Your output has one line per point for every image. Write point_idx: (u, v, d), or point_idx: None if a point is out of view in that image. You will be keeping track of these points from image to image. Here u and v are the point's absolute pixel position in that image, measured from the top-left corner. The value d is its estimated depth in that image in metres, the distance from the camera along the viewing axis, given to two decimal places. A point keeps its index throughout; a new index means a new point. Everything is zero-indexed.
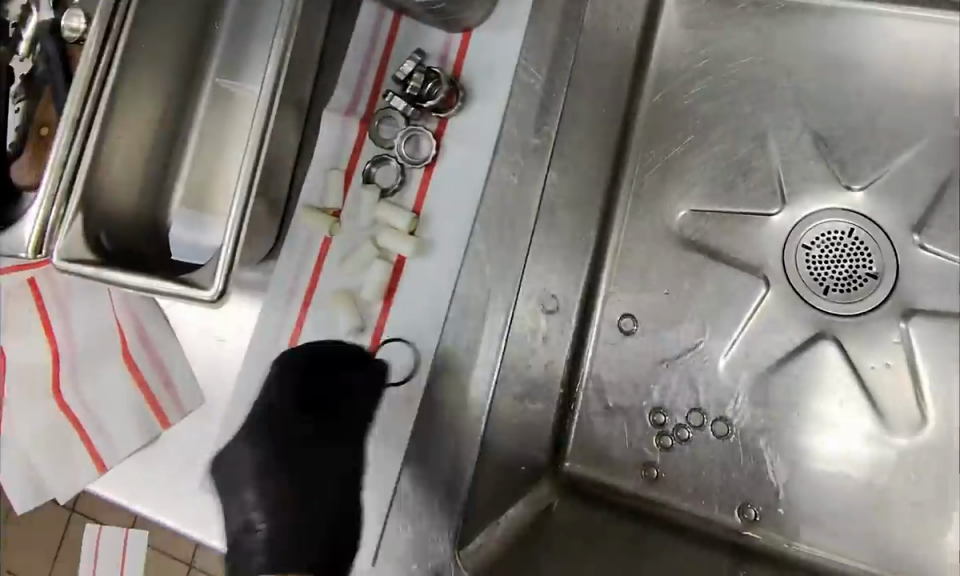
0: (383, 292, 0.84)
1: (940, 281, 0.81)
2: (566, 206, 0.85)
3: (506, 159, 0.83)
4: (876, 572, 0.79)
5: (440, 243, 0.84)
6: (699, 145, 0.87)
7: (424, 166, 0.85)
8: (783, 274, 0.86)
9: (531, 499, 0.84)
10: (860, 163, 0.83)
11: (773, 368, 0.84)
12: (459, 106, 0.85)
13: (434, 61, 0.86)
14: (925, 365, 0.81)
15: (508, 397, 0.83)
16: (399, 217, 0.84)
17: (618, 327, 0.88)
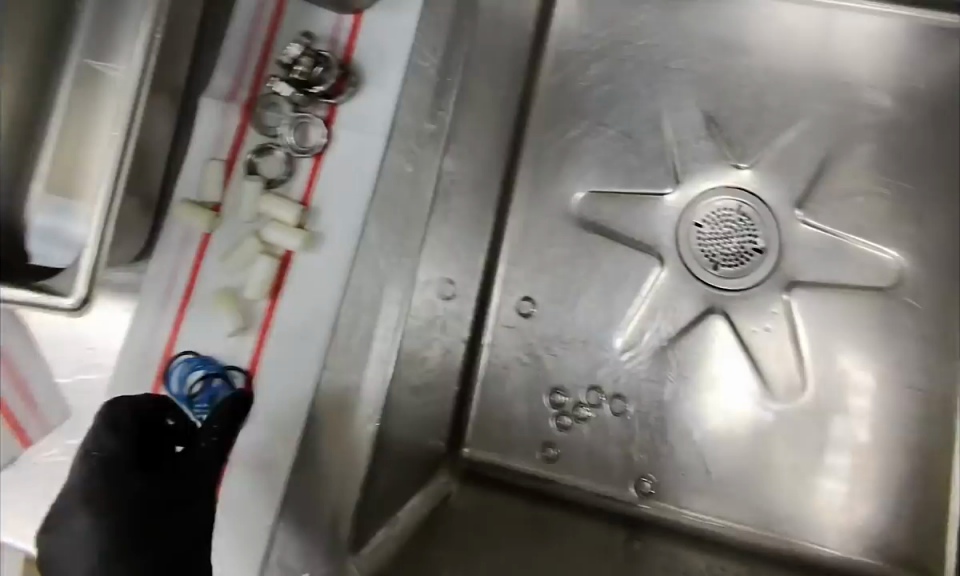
0: (269, 291, 0.80)
1: (821, 253, 0.84)
2: (464, 191, 0.84)
3: (400, 148, 0.82)
4: (762, 534, 0.81)
5: (332, 233, 0.81)
6: (596, 127, 0.88)
7: (312, 154, 0.82)
8: (675, 251, 0.86)
9: (427, 489, 0.83)
10: (746, 142, 0.86)
11: (666, 342, 0.84)
12: (350, 92, 0.82)
13: (323, 44, 0.83)
14: (806, 333, 0.83)
15: (405, 388, 0.81)
16: (285, 209, 0.80)
17: (516, 311, 0.86)
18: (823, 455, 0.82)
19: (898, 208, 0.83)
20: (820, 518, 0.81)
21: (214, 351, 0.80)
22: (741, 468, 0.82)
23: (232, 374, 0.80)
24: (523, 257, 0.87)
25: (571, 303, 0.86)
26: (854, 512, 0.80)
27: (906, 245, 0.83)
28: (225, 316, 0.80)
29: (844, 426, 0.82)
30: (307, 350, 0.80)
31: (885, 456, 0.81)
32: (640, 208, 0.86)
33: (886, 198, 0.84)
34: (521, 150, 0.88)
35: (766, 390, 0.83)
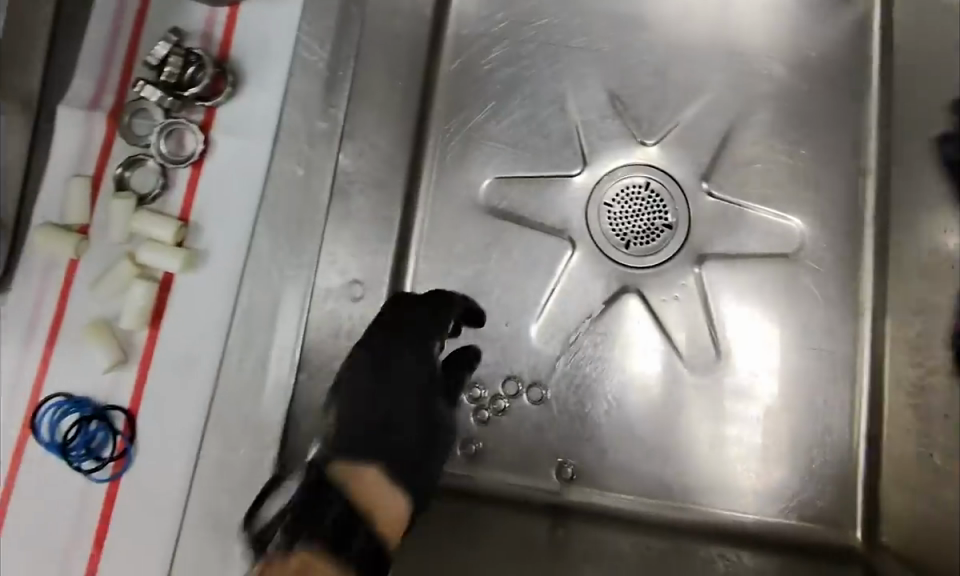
0: (148, 317, 0.81)
1: (729, 225, 0.84)
2: (367, 187, 0.80)
3: (289, 151, 0.80)
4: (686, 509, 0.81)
5: (214, 249, 0.83)
6: (500, 111, 0.85)
7: (190, 164, 0.83)
8: (586, 232, 0.85)
9: None
10: (651, 119, 0.85)
11: (582, 325, 0.83)
12: (227, 92, 0.84)
13: (198, 40, 0.85)
14: (716, 302, 0.84)
15: (312, 397, 0.77)
16: (161, 228, 0.82)
17: None
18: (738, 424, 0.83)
19: (800, 177, 0.85)
20: (735, 484, 0.82)
21: (87, 392, 0.81)
22: (659, 442, 0.82)
23: (111, 414, 0.81)
24: (435, 247, 0.83)
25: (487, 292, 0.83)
26: (770, 475, 0.82)
27: (809, 212, 0.85)
28: (98, 348, 0.81)
29: (756, 393, 0.83)
30: (191, 371, 0.81)
31: (798, 418, 0.83)
32: (549, 191, 0.85)
33: (788, 168, 0.85)
34: (425, 139, 0.84)
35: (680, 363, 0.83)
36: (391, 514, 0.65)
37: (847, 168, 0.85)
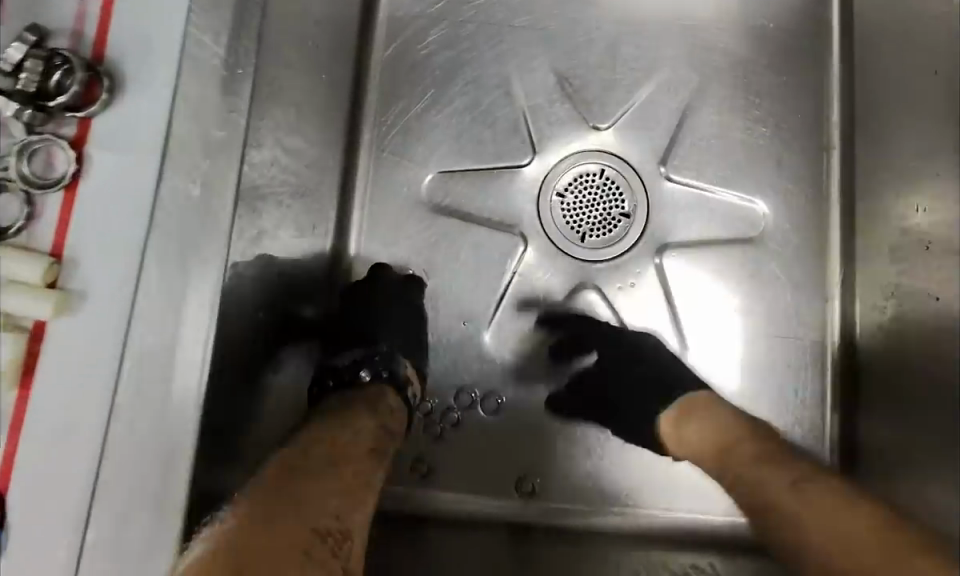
0: (17, 373, 0.67)
1: (693, 211, 0.78)
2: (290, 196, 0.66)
3: (182, 161, 0.60)
4: (660, 522, 0.74)
5: (95, 288, 0.68)
6: (440, 99, 0.79)
7: (63, 186, 0.69)
8: (538, 226, 0.78)
9: None
10: (603, 100, 0.79)
11: (536, 326, 0.77)
12: (104, 101, 0.69)
13: (62, 40, 0.71)
14: (680, 293, 0.77)
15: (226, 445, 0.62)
16: (27, 267, 0.67)
17: None
18: None
19: (761, 154, 0.78)
20: (704, 486, 0.75)
21: None
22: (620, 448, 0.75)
23: None
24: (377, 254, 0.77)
25: (433, 298, 0.77)
26: None
27: (771, 192, 0.78)
28: None
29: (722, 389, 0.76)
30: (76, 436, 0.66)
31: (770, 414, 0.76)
32: (496, 184, 0.78)
33: (747, 145, 0.78)
34: (360, 133, 0.78)
35: None
36: (398, 404, 0.67)
37: (812, 143, 0.79)
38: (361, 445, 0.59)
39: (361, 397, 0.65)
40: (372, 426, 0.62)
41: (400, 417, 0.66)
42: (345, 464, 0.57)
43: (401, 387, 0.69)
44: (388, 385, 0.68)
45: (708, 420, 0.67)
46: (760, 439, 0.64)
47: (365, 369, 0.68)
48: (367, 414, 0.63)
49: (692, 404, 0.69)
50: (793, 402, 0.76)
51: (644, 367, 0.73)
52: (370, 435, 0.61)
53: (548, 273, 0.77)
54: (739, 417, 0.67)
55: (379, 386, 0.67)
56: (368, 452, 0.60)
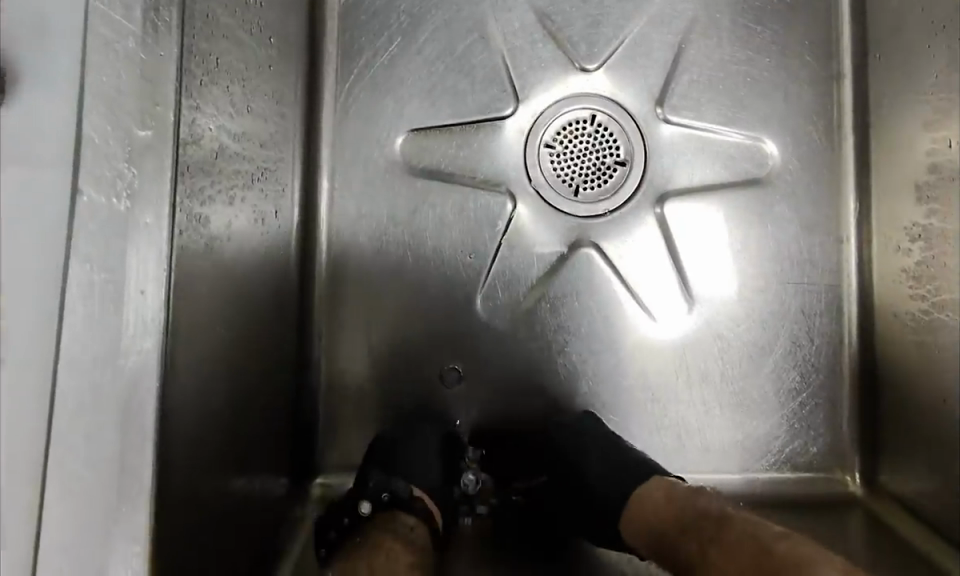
0: None
1: (696, 154, 0.70)
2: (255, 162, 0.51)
3: (97, 140, 0.35)
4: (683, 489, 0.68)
5: None
6: (407, 50, 0.71)
7: None
8: (526, 181, 0.70)
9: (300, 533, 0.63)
10: (589, 37, 0.71)
11: (531, 289, 0.69)
12: None
13: None
14: (686, 243, 0.69)
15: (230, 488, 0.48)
16: None
17: (342, 287, 0.69)
18: (717, 381, 0.68)
19: (765, 87, 0.70)
20: (730, 446, 0.68)
21: None
22: (627, 412, 0.69)
23: None
24: (356, 229, 0.70)
25: (420, 271, 0.69)
26: (756, 435, 0.68)
27: (780, 128, 0.70)
28: None
29: (736, 342, 0.68)
30: None
31: (785, 366, 0.68)
32: (478, 140, 0.70)
33: (749, 78, 0.70)
34: (320, 96, 0.70)
35: (650, 323, 0.69)
36: (417, 524, 0.61)
37: (820, 71, 0.70)
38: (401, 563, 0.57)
39: (376, 530, 0.60)
40: (407, 549, 0.58)
41: (425, 535, 0.61)
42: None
43: (412, 505, 0.62)
44: (398, 510, 0.62)
45: (650, 515, 0.59)
46: (682, 518, 0.56)
47: (364, 500, 0.62)
48: (397, 543, 0.58)
49: (635, 502, 0.60)
50: (812, 351, 0.69)
51: (592, 470, 0.63)
52: (408, 555, 0.57)
53: (539, 233, 0.70)
54: (673, 492, 0.59)
55: (389, 513, 0.62)
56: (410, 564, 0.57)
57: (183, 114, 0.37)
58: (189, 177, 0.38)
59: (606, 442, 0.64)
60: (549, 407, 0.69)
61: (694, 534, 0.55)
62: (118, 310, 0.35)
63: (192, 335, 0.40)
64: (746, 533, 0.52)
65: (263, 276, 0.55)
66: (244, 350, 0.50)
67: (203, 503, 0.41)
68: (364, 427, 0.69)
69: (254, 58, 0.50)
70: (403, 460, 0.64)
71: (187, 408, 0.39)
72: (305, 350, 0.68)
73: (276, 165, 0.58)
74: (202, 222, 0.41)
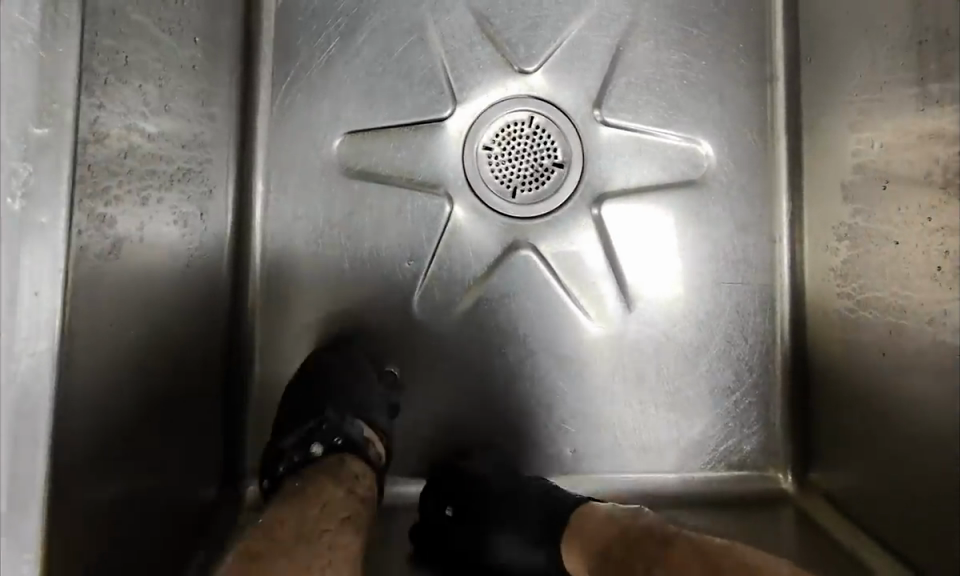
0: None
1: (633, 155, 0.70)
2: (175, 162, 0.50)
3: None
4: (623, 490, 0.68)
5: None
6: (345, 51, 0.70)
7: None
8: (464, 182, 0.70)
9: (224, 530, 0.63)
10: (528, 40, 0.71)
11: (468, 289, 0.69)
12: None
13: None
14: (623, 243, 0.70)
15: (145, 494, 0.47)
16: None
17: (278, 289, 0.69)
18: (652, 381, 0.69)
19: (701, 89, 0.71)
20: (664, 444, 0.69)
21: None
22: (564, 414, 0.69)
23: None
24: (291, 231, 0.69)
25: (356, 272, 0.69)
26: (691, 434, 0.69)
27: (715, 129, 0.71)
28: None
29: (671, 342, 0.69)
30: None
31: (719, 365, 0.69)
32: (416, 142, 0.70)
33: (686, 80, 0.71)
34: (256, 97, 0.70)
35: (587, 323, 0.69)
36: (363, 470, 0.61)
37: (755, 74, 0.71)
38: (335, 515, 0.54)
39: (319, 470, 0.59)
40: (345, 497, 0.56)
41: (369, 482, 0.60)
42: (321, 532, 0.52)
43: (363, 448, 0.63)
44: (346, 453, 0.62)
45: (597, 533, 0.56)
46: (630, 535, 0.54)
47: (316, 442, 0.62)
48: (337, 488, 0.57)
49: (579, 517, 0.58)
50: (746, 350, 0.69)
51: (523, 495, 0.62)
52: (344, 503, 0.56)
53: (476, 235, 0.70)
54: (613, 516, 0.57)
55: (338, 456, 0.61)
56: (342, 520, 0.54)
57: (85, 113, 0.37)
58: (90, 177, 0.38)
59: (541, 490, 0.62)
60: (485, 407, 0.69)
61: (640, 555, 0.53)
62: (9, 310, 0.34)
63: (92, 339, 0.39)
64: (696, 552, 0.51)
65: (185, 281, 0.54)
66: (162, 357, 0.50)
67: (104, 511, 0.41)
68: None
69: (175, 57, 0.49)
70: (362, 401, 0.66)
71: (83, 411, 0.38)
72: (237, 352, 0.68)
73: (202, 166, 0.57)
74: (107, 223, 0.40)
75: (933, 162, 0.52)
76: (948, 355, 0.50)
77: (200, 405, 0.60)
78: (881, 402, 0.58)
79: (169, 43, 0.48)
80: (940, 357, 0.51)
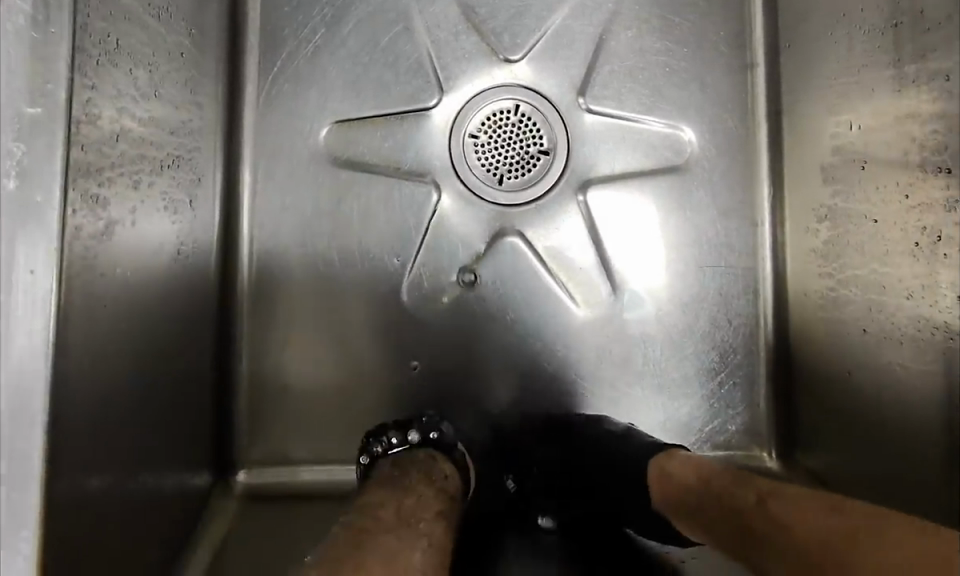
0: None
1: (618, 141, 0.71)
2: (165, 147, 0.50)
3: None
4: None
5: None
6: (331, 40, 0.71)
7: None
8: (450, 170, 0.71)
9: (213, 518, 0.63)
10: (512, 29, 0.71)
11: (456, 276, 0.70)
12: None
13: None
14: (610, 228, 0.71)
15: (138, 475, 0.47)
16: None
17: (267, 277, 0.69)
18: (639, 363, 0.70)
19: (682, 77, 0.72)
20: (650, 425, 0.70)
21: None
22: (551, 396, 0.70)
23: None
24: (279, 221, 0.70)
25: (345, 259, 0.70)
26: (678, 416, 0.70)
27: (698, 115, 0.72)
28: None
29: (657, 324, 0.70)
30: None
31: (704, 347, 0.70)
32: (402, 130, 0.71)
33: (668, 68, 0.72)
34: (241, 88, 0.70)
35: (572, 307, 0.70)
36: (450, 470, 0.60)
37: (735, 60, 0.72)
38: (427, 508, 0.52)
39: (411, 467, 0.57)
40: (435, 494, 0.54)
41: (458, 478, 0.59)
42: (419, 521, 0.50)
43: (452, 450, 0.62)
44: (436, 451, 0.61)
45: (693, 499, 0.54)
46: (718, 493, 0.53)
47: (412, 430, 0.62)
48: (427, 484, 0.55)
49: (666, 478, 0.57)
50: (729, 333, 0.71)
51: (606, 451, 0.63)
52: (435, 499, 0.54)
53: (465, 222, 0.70)
54: (713, 476, 0.55)
55: (428, 451, 0.60)
56: (435, 513, 0.52)
57: (79, 93, 0.37)
58: (84, 159, 0.38)
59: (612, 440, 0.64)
60: (472, 393, 0.70)
61: (733, 497, 0.51)
62: (4, 288, 0.34)
63: (85, 320, 0.39)
64: (775, 506, 0.48)
65: (176, 268, 0.55)
66: (154, 344, 0.50)
67: (98, 492, 0.41)
68: (290, 420, 0.69)
69: (164, 43, 0.49)
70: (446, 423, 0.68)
71: (78, 392, 0.38)
72: (226, 338, 0.68)
73: (192, 153, 0.57)
74: (100, 204, 0.41)
75: (915, 142, 0.54)
76: (927, 327, 0.54)
77: (191, 392, 0.60)
78: (862, 379, 0.60)
79: (158, 29, 0.48)
80: (924, 332, 0.54)
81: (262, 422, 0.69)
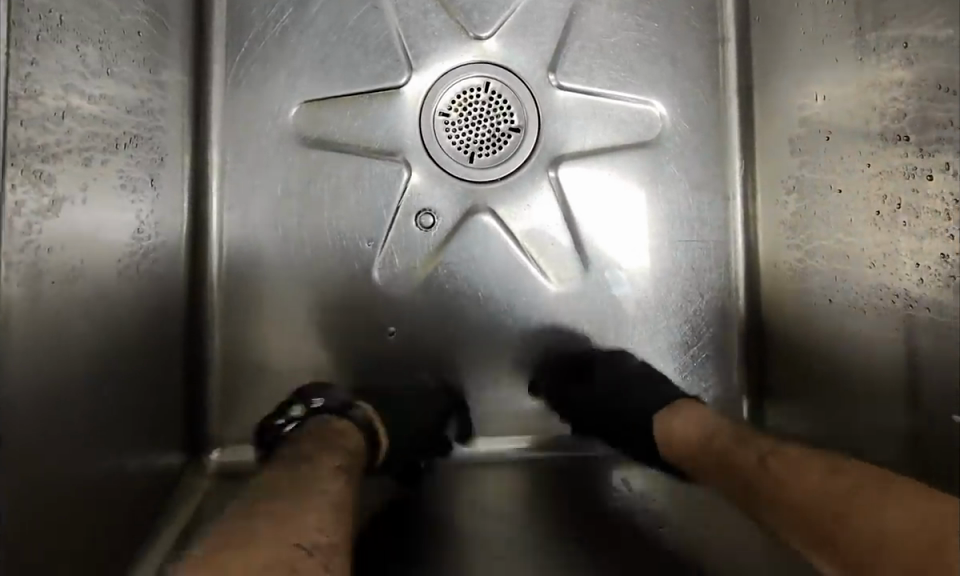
0: None
1: (589, 117, 0.71)
2: (120, 126, 0.50)
3: None
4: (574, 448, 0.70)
5: None
6: (299, 20, 0.70)
7: None
8: (421, 149, 0.71)
9: (186, 495, 0.63)
10: (481, 6, 0.71)
11: (427, 254, 0.70)
12: None
13: None
14: (581, 202, 0.71)
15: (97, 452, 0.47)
16: None
17: (239, 257, 0.69)
18: (612, 338, 0.70)
19: (653, 51, 0.71)
20: None
21: None
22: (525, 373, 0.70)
23: None
24: (248, 202, 0.70)
25: (316, 238, 0.70)
26: None
27: (669, 90, 0.71)
28: None
29: (629, 298, 0.70)
30: None
31: (676, 321, 0.70)
32: (372, 109, 0.70)
33: (638, 43, 0.71)
34: (209, 69, 0.70)
35: (544, 282, 0.70)
36: (347, 431, 0.60)
37: (707, 35, 0.72)
38: (322, 468, 0.52)
39: (307, 435, 0.58)
40: (328, 454, 0.55)
41: (356, 435, 0.60)
42: (313, 481, 0.50)
43: (350, 413, 0.63)
44: (330, 415, 0.62)
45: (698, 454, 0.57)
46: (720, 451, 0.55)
47: (297, 404, 0.63)
48: (321, 448, 0.55)
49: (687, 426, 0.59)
50: (702, 307, 0.70)
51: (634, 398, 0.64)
52: (331, 458, 0.54)
53: (436, 200, 0.70)
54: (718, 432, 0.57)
55: (323, 418, 0.61)
56: (332, 471, 0.52)
57: (16, 68, 0.37)
58: (24, 134, 0.38)
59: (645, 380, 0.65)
60: (446, 370, 0.70)
61: (735, 455, 0.53)
62: None
63: (31, 294, 0.39)
64: (771, 462, 0.50)
65: (137, 248, 0.55)
66: (113, 323, 0.50)
67: (49, 467, 0.41)
68: (264, 399, 0.69)
69: (117, 22, 0.49)
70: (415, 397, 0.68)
71: (23, 367, 0.39)
72: (198, 319, 0.68)
73: (153, 132, 0.57)
74: (45, 180, 0.41)
75: (875, 111, 0.54)
76: (888, 296, 0.54)
77: (158, 372, 0.61)
78: (828, 348, 0.60)
79: (109, 8, 0.48)
80: (883, 296, 0.54)
81: (237, 401, 0.69)
